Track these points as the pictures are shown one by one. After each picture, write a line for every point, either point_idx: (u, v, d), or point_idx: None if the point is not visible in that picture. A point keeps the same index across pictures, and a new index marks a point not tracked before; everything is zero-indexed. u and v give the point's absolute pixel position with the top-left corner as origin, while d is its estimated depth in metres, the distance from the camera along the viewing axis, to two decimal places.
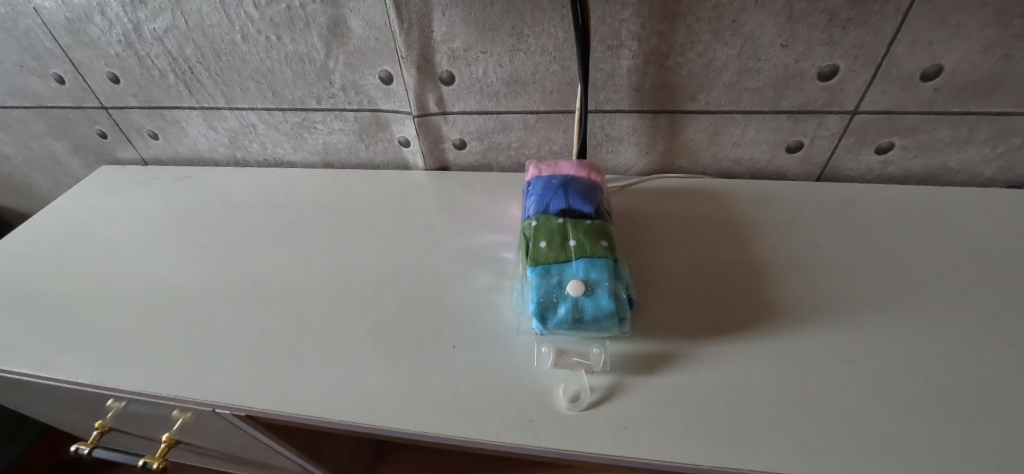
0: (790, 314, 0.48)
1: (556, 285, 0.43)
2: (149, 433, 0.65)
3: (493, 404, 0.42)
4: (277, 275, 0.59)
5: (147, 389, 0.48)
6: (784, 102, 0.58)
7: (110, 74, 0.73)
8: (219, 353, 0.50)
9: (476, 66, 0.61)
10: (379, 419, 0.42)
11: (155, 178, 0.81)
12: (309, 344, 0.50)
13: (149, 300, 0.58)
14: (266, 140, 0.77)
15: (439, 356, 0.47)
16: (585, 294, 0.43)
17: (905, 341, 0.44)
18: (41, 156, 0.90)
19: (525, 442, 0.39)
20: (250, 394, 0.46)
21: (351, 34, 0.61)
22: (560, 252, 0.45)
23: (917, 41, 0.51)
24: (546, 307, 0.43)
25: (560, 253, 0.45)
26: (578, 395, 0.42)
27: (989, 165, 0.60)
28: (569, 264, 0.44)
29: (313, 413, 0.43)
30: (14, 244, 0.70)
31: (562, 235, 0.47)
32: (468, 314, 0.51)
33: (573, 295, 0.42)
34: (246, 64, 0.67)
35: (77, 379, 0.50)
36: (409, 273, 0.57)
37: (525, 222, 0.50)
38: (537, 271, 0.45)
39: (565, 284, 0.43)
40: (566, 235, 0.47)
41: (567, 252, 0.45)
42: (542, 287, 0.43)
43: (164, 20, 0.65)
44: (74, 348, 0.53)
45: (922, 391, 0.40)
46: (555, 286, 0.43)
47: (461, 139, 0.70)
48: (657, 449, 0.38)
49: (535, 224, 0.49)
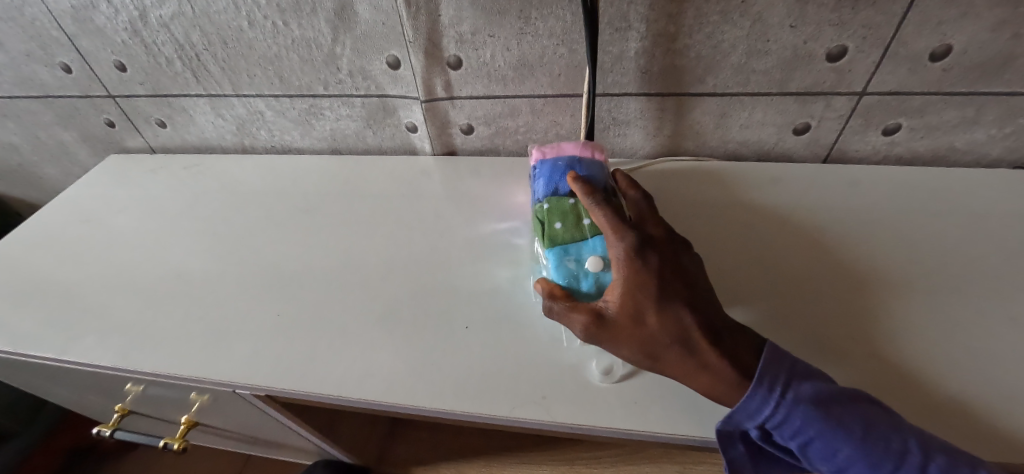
0: (794, 291, 0.49)
1: (575, 264, 0.44)
2: (168, 415, 0.66)
3: (505, 381, 0.43)
4: (290, 260, 0.60)
5: (170, 371, 0.49)
6: (792, 83, 0.58)
7: (117, 62, 0.73)
8: (235, 338, 0.51)
9: (484, 50, 0.61)
10: (395, 397, 0.44)
11: (163, 167, 0.81)
12: (324, 328, 0.51)
13: (165, 286, 0.59)
14: (274, 127, 0.77)
15: (452, 337, 0.48)
16: (604, 270, 0.43)
17: (915, 330, 0.44)
18: (50, 146, 0.91)
19: (537, 417, 0.41)
20: (268, 375, 0.47)
21: (358, 18, 0.60)
22: (575, 233, 0.47)
23: (926, 21, 0.51)
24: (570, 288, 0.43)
25: (575, 234, 0.47)
26: (610, 367, 0.43)
27: (995, 145, 0.60)
28: (585, 242, 0.46)
29: (331, 393, 0.45)
30: (28, 233, 0.71)
31: (575, 215, 0.48)
32: (480, 296, 0.52)
33: (593, 271, 0.43)
34: (253, 50, 0.67)
35: (99, 363, 0.52)
36: (419, 257, 0.58)
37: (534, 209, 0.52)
38: (552, 256, 0.46)
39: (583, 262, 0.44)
40: (579, 214, 0.48)
41: (582, 231, 0.47)
42: (563, 270, 0.44)
43: (169, 7, 0.64)
44: (94, 334, 0.55)
45: (901, 371, 0.42)
46: (575, 264, 0.45)
47: (468, 124, 0.70)
48: (667, 424, 0.39)
49: (547, 206, 0.49)
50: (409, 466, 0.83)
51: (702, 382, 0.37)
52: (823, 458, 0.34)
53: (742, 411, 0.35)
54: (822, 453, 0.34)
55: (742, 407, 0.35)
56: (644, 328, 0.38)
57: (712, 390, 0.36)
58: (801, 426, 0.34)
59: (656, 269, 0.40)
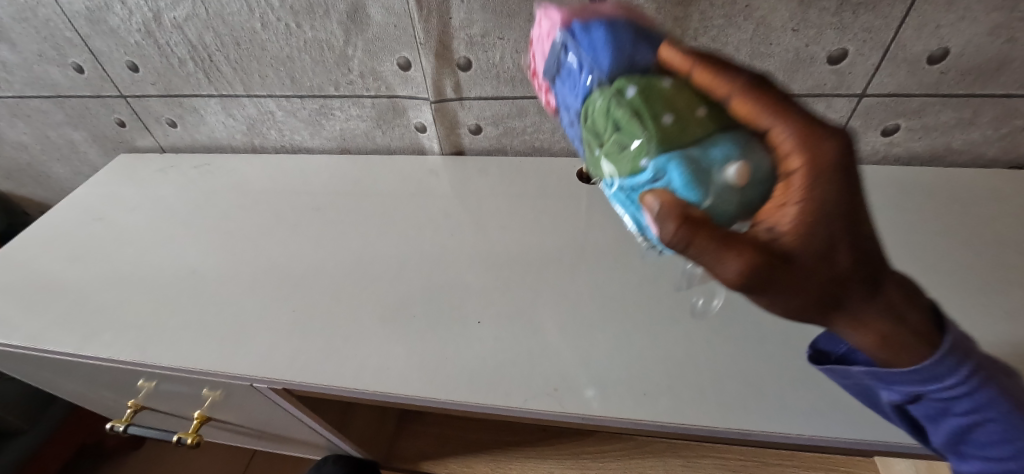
0: None
1: (710, 174, 0.24)
2: (180, 411, 0.67)
3: (517, 374, 0.45)
4: (304, 257, 0.61)
5: (188, 365, 0.51)
6: (794, 85, 0.60)
7: (129, 62, 0.74)
8: (253, 333, 0.53)
9: (493, 52, 0.62)
10: (411, 390, 0.45)
11: (174, 166, 0.82)
12: (338, 323, 0.52)
13: (180, 283, 0.60)
14: (284, 127, 0.79)
15: (465, 331, 0.49)
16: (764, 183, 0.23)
17: None
18: (60, 146, 0.92)
19: (549, 408, 0.42)
20: (286, 369, 0.49)
21: (370, 21, 0.62)
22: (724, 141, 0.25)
23: (924, 25, 0.52)
24: (713, 214, 0.24)
25: (718, 141, 0.25)
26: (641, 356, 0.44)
27: (992, 145, 0.61)
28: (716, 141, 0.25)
29: (348, 385, 0.46)
30: (42, 232, 0.72)
31: (685, 103, 0.26)
32: (491, 292, 0.53)
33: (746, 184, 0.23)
34: (265, 52, 0.68)
35: (118, 358, 0.53)
36: (430, 253, 0.59)
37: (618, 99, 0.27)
38: (679, 169, 0.24)
39: (725, 170, 0.23)
40: (692, 102, 0.26)
41: (703, 126, 0.25)
42: (700, 181, 0.23)
43: (184, 9, 0.65)
44: (112, 329, 0.56)
45: None
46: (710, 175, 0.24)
47: (476, 124, 0.71)
48: (675, 414, 0.40)
49: (631, 92, 0.27)
50: (417, 461, 0.84)
51: (873, 343, 0.25)
52: (983, 442, 0.28)
53: (905, 383, 0.26)
54: (990, 437, 0.27)
55: (918, 372, 0.25)
56: (837, 261, 0.22)
57: (886, 344, 0.24)
58: (981, 406, 0.26)
59: (856, 171, 0.22)
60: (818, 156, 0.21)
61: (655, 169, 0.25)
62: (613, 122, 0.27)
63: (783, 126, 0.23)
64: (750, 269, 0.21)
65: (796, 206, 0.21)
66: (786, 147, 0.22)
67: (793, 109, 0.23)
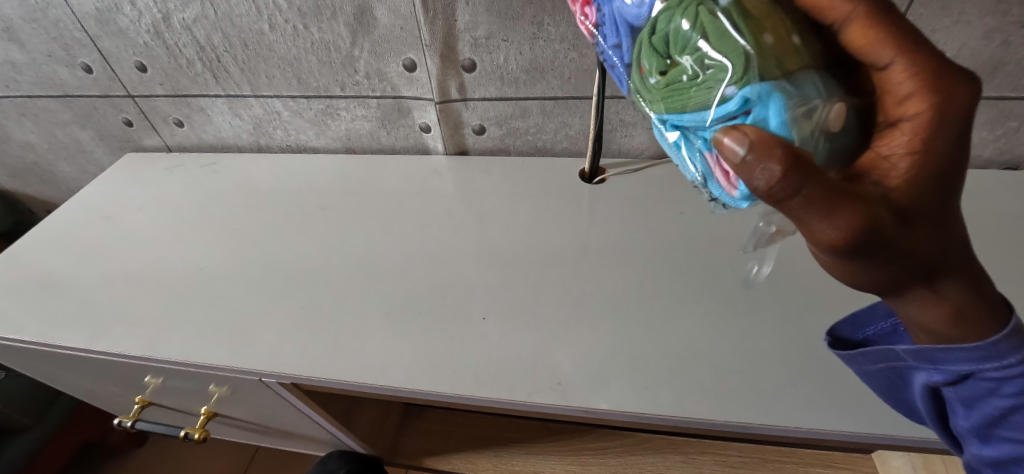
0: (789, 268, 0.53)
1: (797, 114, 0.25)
2: (187, 406, 0.68)
3: (521, 368, 0.46)
4: (311, 254, 0.62)
5: (198, 360, 0.52)
6: None
7: (138, 63, 0.75)
8: (261, 328, 0.54)
9: (497, 53, 0.63)
10: (417, 384, 0.46)
11: (181, 165, 0.83)
12: (345, 319, 0.53)
13: (188, 280, 0.61)
14: (290, 127, 0.80)
15: (469, 327, 0.50)
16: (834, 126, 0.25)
17: None
18: (67, 145, 0.93)
19: (553, 402, 0.43)
20: (295, 364, 0.50)
21: (376, 23, 0.63)
22: (810, 79, 0.25)
23: (920, 28, 0.53)
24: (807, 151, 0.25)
25: (810, 78, 0.25)
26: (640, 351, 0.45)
27: (988, 146, 0.62)
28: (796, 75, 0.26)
29: (355, 379, 0.47)
30: (51, 230, 0.73)
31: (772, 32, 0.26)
32: (495, 289, 0.54)
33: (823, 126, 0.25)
34: (273, 53, 0.69)
35: (129, 353, 0.54)
36: (435, 251, 0.60)
37: (692, 23, 0.27)
38: (777, 105, 0.24)
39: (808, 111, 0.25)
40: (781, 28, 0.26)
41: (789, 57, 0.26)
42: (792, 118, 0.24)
43: (193, 11, 0.67)
44: (123, 325, 0.57)
45: None
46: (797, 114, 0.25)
47: (480, 125, 0.72)
48: (676, 406, 0.41)
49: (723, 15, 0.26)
50: (420, 458, 0.85)
51: (935, 312, 0.29)
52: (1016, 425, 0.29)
53: (960, 358, 0.29)
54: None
55: (967, 350, 0.28)
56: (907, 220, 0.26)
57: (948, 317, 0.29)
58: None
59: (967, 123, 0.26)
60: (948, 101, 0.25)
61: (748, 97, 0.25)
62: (693, 46, 0.27)
63: (905, 61, 0.25)
64: (852, 224, 0.24)
65: (909, 155, 0.25)
66: (906, 82, 0.25)
67: (916, 45, 0.26)
